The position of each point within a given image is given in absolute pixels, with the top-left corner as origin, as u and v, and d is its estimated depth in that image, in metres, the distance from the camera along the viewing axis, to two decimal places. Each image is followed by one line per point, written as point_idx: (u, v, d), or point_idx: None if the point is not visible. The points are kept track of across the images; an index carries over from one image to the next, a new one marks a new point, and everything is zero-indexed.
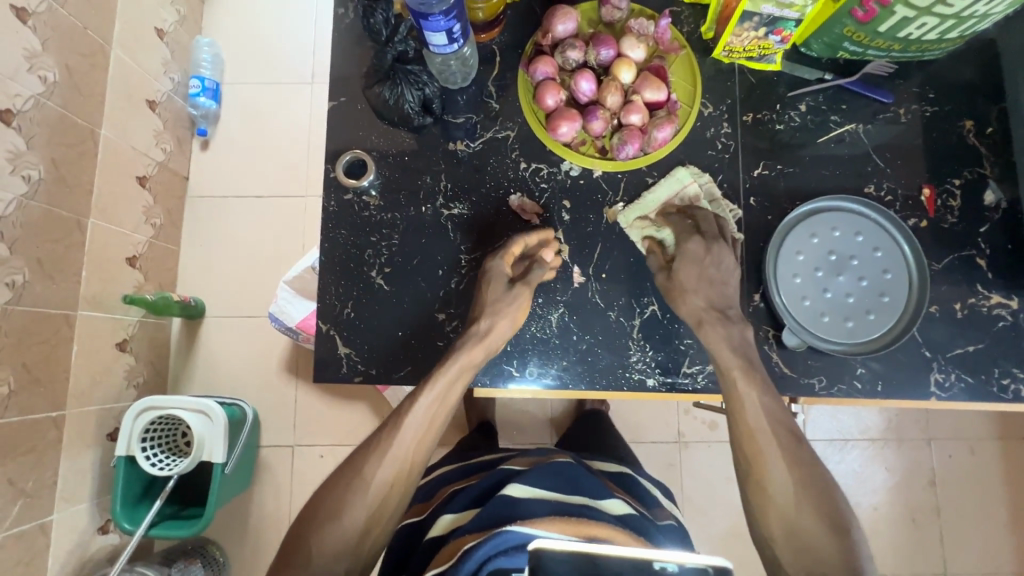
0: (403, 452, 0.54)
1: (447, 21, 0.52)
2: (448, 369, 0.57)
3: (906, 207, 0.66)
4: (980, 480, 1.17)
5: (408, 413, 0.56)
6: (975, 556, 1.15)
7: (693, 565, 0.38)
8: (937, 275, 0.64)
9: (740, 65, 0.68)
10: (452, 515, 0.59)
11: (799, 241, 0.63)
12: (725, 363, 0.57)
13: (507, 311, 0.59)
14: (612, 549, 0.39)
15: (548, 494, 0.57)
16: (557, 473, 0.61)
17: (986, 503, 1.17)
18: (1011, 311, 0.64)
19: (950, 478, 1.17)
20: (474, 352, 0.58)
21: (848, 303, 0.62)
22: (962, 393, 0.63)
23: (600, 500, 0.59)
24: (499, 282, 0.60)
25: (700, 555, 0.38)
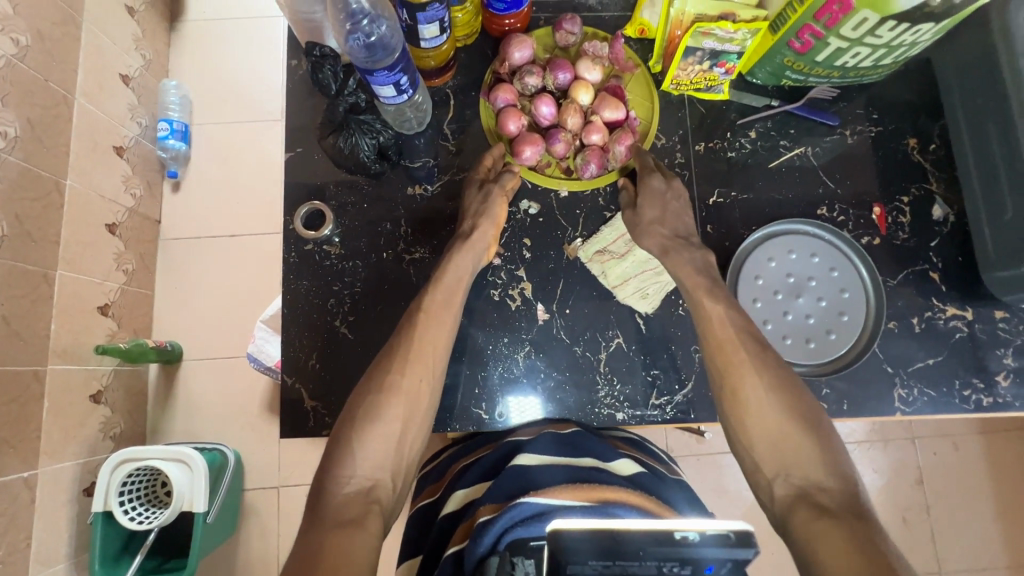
0: (423, 353, 0.56)
1: (392, 75, 0.52)
2: (445, 279, 0.59)
3: (858, 225, 0.67)
4: (966, 475, 1.18)
5: (420, 322, 0.57)
6: (967, 552, 1.16)
7: (715, 531, 0.36)
8: (893, 291, 0.66)
9: (689, 96, 0.69)
10: (465, 489, 0.56)
11: (757, 266, 0.64)
12: None
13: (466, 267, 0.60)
14: (632, 523, 0.37)
15: (557, 459, 0.55)
16: (567, 441, 0.58)
17: (974, 498, 1.18)
18: (966, 322, 0.65)
19: (936, 475, 1.18)
20: (467, 250, 0.60)
21: (808, 324, 0.63)
22: (927, 404, 0.63)
23: (609, 461, 0.57)
24: (480, 192, 0.63)
25: (719, 520, 0.36)
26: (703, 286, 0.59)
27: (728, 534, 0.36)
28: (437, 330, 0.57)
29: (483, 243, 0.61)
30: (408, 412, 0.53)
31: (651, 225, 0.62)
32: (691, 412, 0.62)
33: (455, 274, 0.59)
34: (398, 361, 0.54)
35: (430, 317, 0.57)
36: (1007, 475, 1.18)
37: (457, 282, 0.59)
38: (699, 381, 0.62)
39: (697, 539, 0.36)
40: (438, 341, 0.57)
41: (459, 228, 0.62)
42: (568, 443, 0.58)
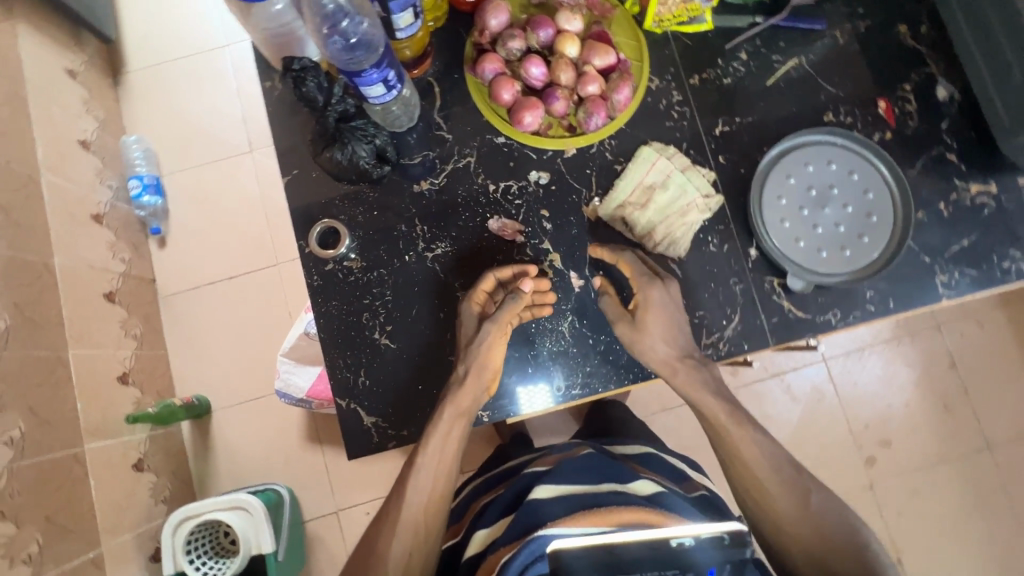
0: (411, 518, 0.56)
1: (380, 72, 0.51)
2: (438, 424, 0.57)
3: (867, 124, 0.66)
4: (996, 348, 1.20)
5: (410, 482, 0.57)
6: (1011, 422, 1.18)
7: (711, 536, 0.45)
8: (915, 180, 0.65)
9: (672, 32, 0.68)
10: (486, 528, 0.60)
11: (778, 186, 0.64)
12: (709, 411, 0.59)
13: (479, 355, 0.58)
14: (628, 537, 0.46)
15: (574, 487, 0.58)
16: (579, 468, 0.61)
17: (1007, 368, 1.20)
18: (992, 196, 0.65)
19: (968, 356, 1.20)
20: (461, 399, 0.57)
21: (840, 232, 0.63)
22: (971, 285, 0.63)
23: (627, 483, 0.59)
24: (470, 323, 0.60)
25: (712, 526, 0.45)
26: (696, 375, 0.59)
27: (722, 536, 0.45)
28: (424, 493, 0.56)
29: (481, 385, 0.58)
30: None
31: (660, 332, 0.58)
32: (744, 343, 0.62)
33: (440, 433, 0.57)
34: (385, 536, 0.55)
35: (418, 478, 0.56)
36: None
37: (452, 435, 0.57)
38: (746, 311, 0.62)
39: (692, 544, 0.45)
40: (430, 498, 0.57)
41: (451, 372, 0.59)
42: (586, 467, 0.61)
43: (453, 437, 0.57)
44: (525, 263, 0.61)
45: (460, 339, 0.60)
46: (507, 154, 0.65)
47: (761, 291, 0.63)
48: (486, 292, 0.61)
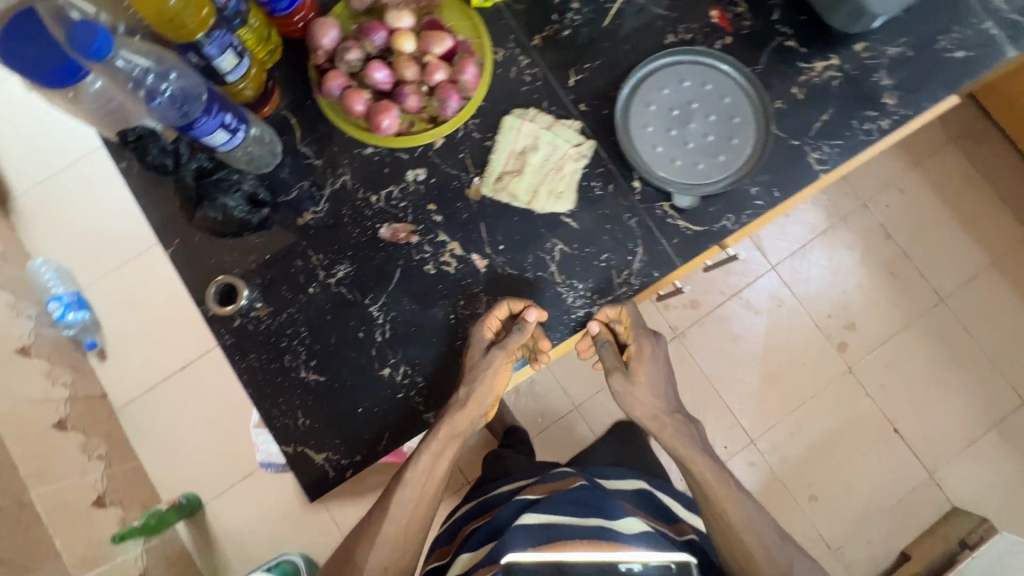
0: (391, 533, 0.59)
1: (214, 117, 0.51)
2: (429, 443, 0.60)
3: (706, 36, 0.69)
4: (921, 208, 1.31)
5: (395, 493, 0.61)
6: (953, 270, 1.28)
7: (657, 565, 0.59)
8: (764, 74, 0.68)
9: (503, 3, 0.69)
10: (470, 553, 0.65)
11: (641, 116, 0.66)
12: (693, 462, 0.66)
13: (483, 380, 0.59)
14: (578, 558, 0.59)
15: (566, 518, 0.63)
16: (570, 500, 0.66)
17: (936, 223, 1.30)
18: (836, 68, 0.68)
19: (898, 224, 1.30)
20: (457, 423, 0.59)
21: (710, 142, 0.65)
22: (842, 154, 0.66)
23: (616, 520, 0.64)
24: (477, 349, 0.59)
25: (659, 558, 0.59)
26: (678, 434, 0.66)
27: (667, 565, 0.59)
28: (407, 508, 0.60)
29: (480, 412, 0.60)
30: None
31: (651, 376, 0.66)
32: (653, 271, 0.64)
33: (429, 451, 0.60)
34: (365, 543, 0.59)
35: (403, 493, 0.60)
36: (952, 189, 1.31)
37: (446, 453, 0.61)
38: (647, 242, 0.64)
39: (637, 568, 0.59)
40: (411, 517, 0.60)
41: (452, 395, 0.60)
42: (582, 502, 0.66)
43: (442, 458, 0.61)
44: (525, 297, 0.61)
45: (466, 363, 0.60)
46: (380, 162, 0.65)
47: (653, 216, 0.64)
48: (499, 319, 0.61)
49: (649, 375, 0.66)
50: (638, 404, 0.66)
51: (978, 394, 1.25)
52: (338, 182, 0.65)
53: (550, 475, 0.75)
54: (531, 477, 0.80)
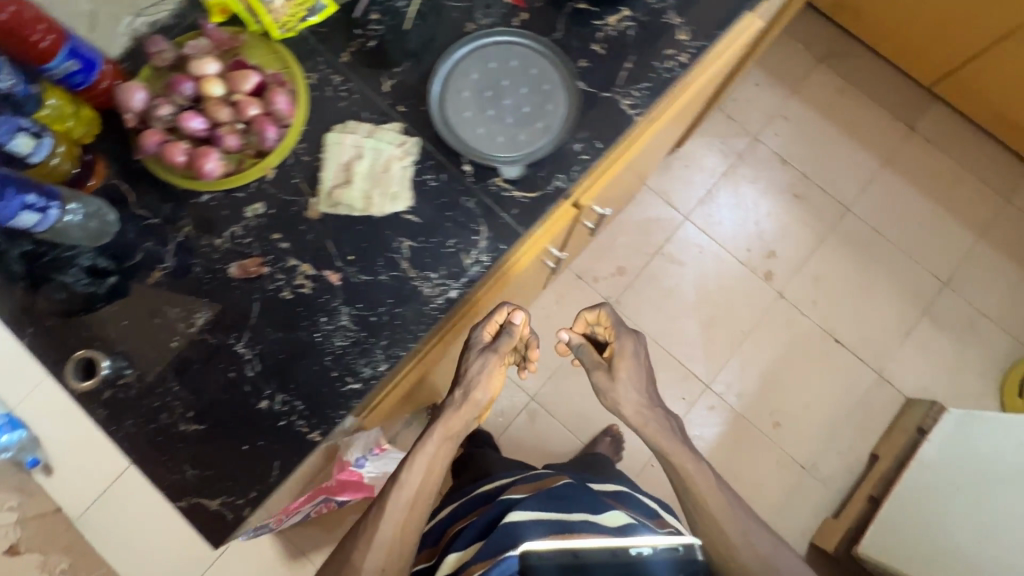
0: (390, 524, 0.66)
1: (17, 199, 0.54)
2: (429, 440, 0.70)
3: (502, 16, 0.72)
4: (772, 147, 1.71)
5: (392, 490, 0.67)
6: (809, 186, 1.69)
7: (666, 548, 0.69)
8: (563, 39, 0.72)
9: (305, 30, 0.71)
10: (456, 553, 0.70)
11: (457, 103, 0.69)
12: (671, 449, 0.76)
13: (483, 380, 0.74)
14: (587, 544, 0.66)
15: (551, 515, 0.70)
16: (557, 496, 0.74)
17: (787, 155, 1.71)
18: (628, 19, 0.73)
19: (760, 164, 1.70)
20: (452, 423, 0.72)
21: (526, 113, 0.69)
22: (651, 95, 0.71)
23: (600, 514, 0.73)
24: (475, 348, 0.74)
25: (662, 542, 0.69)
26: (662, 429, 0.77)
27: (675, 548, 0.70)
28: (404, 504, 0.67)
29: (473, 413, 0.73)
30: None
31: (630, 370, 0.79)
32: (499, 244, 0.66)
33: (428, 452, 0.70)
34: (364, 541, 0.65)
35: (401, 486, 0.67)
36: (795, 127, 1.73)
37: (441, 453, 0.70)
38: (487, 219, 0.67)
39: (649, 551, 0.68)
40: (406, 515, 0.66)
41: (451, 395, 0.74)
42: (566, 498, 0.74)
43: (438, 460, 0.70)
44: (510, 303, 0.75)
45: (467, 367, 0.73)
46: (220, 206, 0.67)
47: (489, 194, 0.67)
48: (496, 324, 0.75)
49: (628, 368, 0.80)
50: (623, 401, 0.79)
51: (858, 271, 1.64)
52: (181, 235, 0.66)
53: (532, 477, 0.83)
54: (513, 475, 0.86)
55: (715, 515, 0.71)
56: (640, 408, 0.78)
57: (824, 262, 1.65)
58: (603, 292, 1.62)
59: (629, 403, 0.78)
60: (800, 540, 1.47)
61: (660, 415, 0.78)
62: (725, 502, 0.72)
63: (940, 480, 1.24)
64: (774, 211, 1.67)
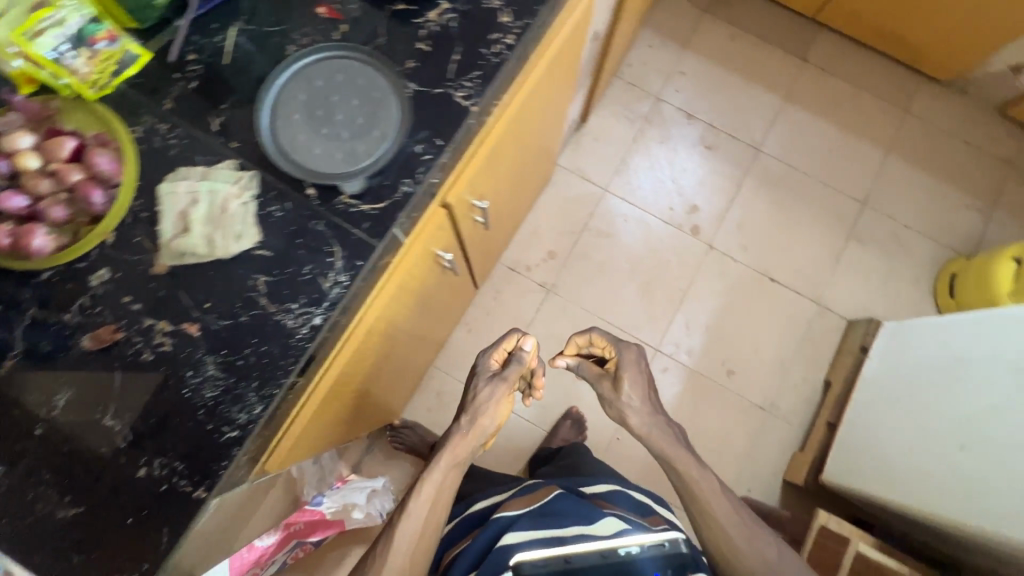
0: (404, 541, 0.81)
1: None
2: (439, 464, 0.86)
3: (322, 32, 0.71)
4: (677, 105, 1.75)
5: (404, 511, 0.83)
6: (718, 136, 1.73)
7: (652, 545, 0.82)
8: (387, 43, 0.71)
9: (123, 83, 0.69)
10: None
11: (289, 127, 0.67)
12: (676, 456, 0.88)
13: (491, 403, 0.89)
14: (577, 550, 0.79)
15: (543, 531, 0.83)
16: (552, 512, 0.87)
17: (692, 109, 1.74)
18: (449, 10, 0.72)
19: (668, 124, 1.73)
20: (458, 448, 0.87)
21: (360, 124, 0.68)
22: (484, 82, 0.70)
23: (594, 523, 0.84)
24: (483, 377, 0.92)
25: (649, 539, 0.82)
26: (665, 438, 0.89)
27: (661, 544, 0.82)
28: (416, 523, 0.82)
29: (478, 439, 0.88)
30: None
31: (631, 380, 0.92)
32: (356, 260, 0.65)
33: (435, 477, 0.85)
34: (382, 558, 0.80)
35: (413, 505, 0.83)
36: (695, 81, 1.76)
37: (447, 477, 0.86)
38: (340, 238, 0.66)
39: (636, 549, 0.81)
40: (420, 530, 0.82)
41: (458, 420, 0.89)
42: (558, 511, 0.87)
43: (444, 484, 0.86)
44: (512, 332, 0.96)
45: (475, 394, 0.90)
46: (63, 279, 0.64)
47: (337, 214, 0.66)
48: (500, 356, 0.95)
49: (631, 380, 0.92)
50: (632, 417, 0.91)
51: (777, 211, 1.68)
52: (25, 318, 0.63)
53: (523, 491, 0.97)
54: (503, 492, 1.00)
55: (719, 520, 0.84)
56: (645, 415, 0.91)
57: (744, 201, 1.69)
58: (538, 279, 1.62)
59: (637, 416, 0.91)
60: (774, 480, 1.50)
61: (660, 423, 0.90)
62: (724, 503, 0.85)
63: (885, 394, 1.26)
64: (688, 165, 1.70)
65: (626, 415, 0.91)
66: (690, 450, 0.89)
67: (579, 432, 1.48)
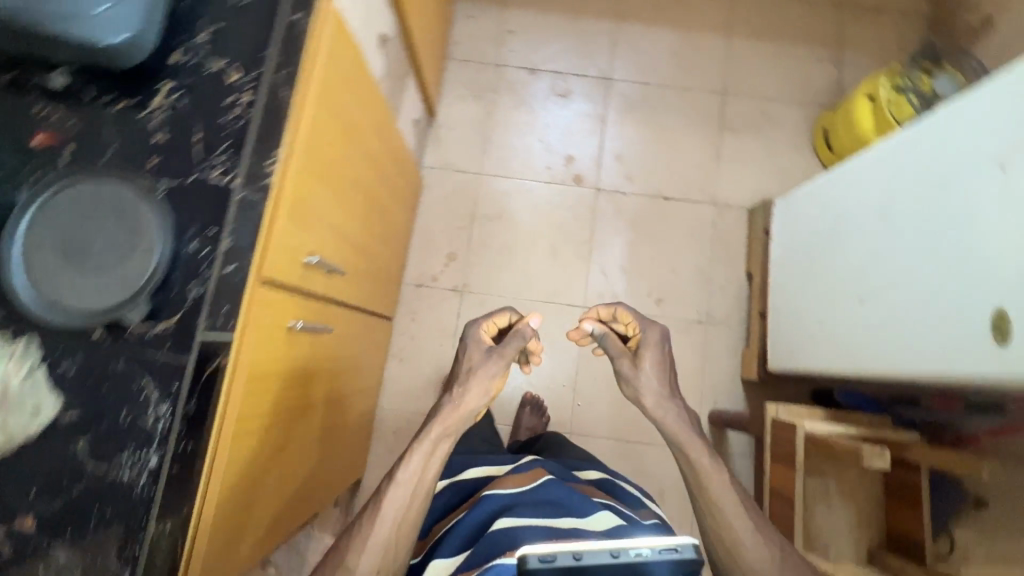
0: (383, 529, 0.73)
1: None
2: (425, 440, 0.77)
3: (48, 162, 0.65)
4: (517, 64, 1.71)
5: (384, 497, 0.74)
6: (569, 80, 1.70)
7: (664, 549, 0.61)
8: (120, 148, 0.66)
9: None
10: (446, 558, 0.83)
11: (45, 276, 0.60)
12: (684, 445, 0.81)
13: (488, 366, 0.82)
14: (586, 549, 0.60)
15: (537, 520, 0.83)
16: (548, 502, 0.89)
17: (534, 62, 1.71)
18: (171, 91, 0.67)
19: (517, 87, 1.70)
20: (449, 420, 0.78)
21: (122, 242, 0.62)
22: (237, 151, 0.67)
23: (589, 518, 0.85)
24: (478, 347, 0.85)
25: (667, 542, 0.61)
26: (682, 434, 0.82)
27: (674, 548, 0.61)
28: (396, 508, 0.74)
29: (472, 408, 0.80)
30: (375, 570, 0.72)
31: (651, 357, 0.88)
32: (173, 383, 0.62)
33: (423, 449, 0.77)
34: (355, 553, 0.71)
35: (393, 487, 0.75)
36: (526, 34, 1.72)
37: (436, 450, 0.77)
38: (148, 368, 0.62)
39: (650, 552, 0.60)
40: (402, 513, 0.74)
41: (450, 390, 0.82)
42: (557, 503, 0.89)
43: (433, 456, 0.77)
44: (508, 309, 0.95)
45: (467, 359, 0.84)
46: None
47: (136, 345, 0.62)
48: (492, 326, 0.92)
49: (651, 355, 0.89)
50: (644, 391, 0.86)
51: (649, 131, 1.68)
52: None
53: (519, 469, 1.00)
54: (502, 468, 1.04)
55: (725, 512, 0.76)
56: (659, 393, 0.85)
57: (613, 134, 1.67)
58: (448, 285, 1.59)
59: (648, 383, 0.86)
60: (733, 383, 1.53)
61: (670, 403, 0.83)
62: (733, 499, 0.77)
63: (792, 270, 1.29)
64: (550, 120, 1.68)
65: (638, 384, 0.86)
66: (704, 438, 0.81)
67: (539, 414, 1.49)
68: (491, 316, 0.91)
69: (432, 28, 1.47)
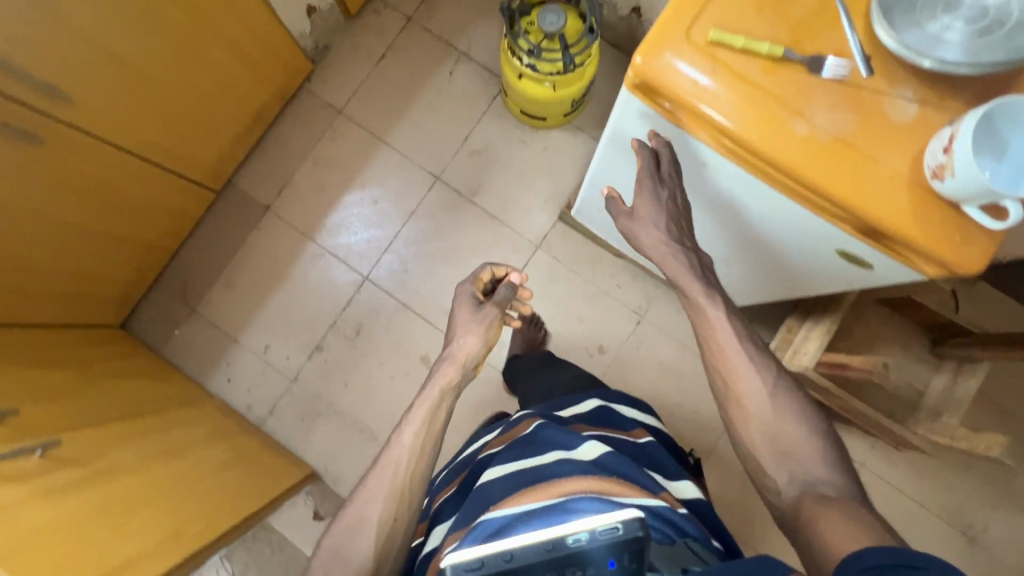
0: (396, 485, 0.80)
1: None
2: (431, 397, 0.87)
3: None
4: (303, 356, 1.57)
5: (394, 451, 0.83)
6: (349, 313, 1.58)
7: (606, 530, 0.61)
8: None
9: None
10: (444, 522, 0.82)
11: None
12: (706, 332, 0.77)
13: (479, 321, 0.95)
14: (521, 543, 0.63)
15: (511, 467, 0.77)
16: (531, 441, 0.81)
17: (310, 339, 1.57)
18: None
19: (327, 368, 1.56)
20: (449, 376, 0.90)
21: None
22: None
23: (576, 450, 0.77)
24: (466, 298, 0.98)
25: (608, 519, 0.62)
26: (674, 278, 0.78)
27: (616, 527, 0.61)
28: (406, 470, 0.81)
29: (469, 364, 0.92)
30: (372, 535, 0.78)
31: (647, 211, 0.77)
32: None
33: (428, 403, 0.87)
34: (369, 504, 0.79)
35: (400, 442, 0.83)
36: (278, 332, 1.57)
37: (442, 401, 0.87)
38: None
39: (588, 537, 0.61)
40: (412, 463, 0.82)
41: (446, 343, 0.94)
42: (541, 439, 0.81)
43: (437, 409, 0.87)
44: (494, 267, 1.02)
45: (456, 311, 0.98)
46: None
47: None
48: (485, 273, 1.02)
49: (647, 209, 0.77)
50: (650, 225, 0.78)
51: (438, 266, 1.58)
52: None
53: (510, 425, 0.92)
54: (496, 431, 0.95)
55: (723, 354, 0.76)
56: (661, 248, 0.78)
57: (422, 302, 1.57)
58: None
59: (651, 214, 0.77)
60: None
61: (673, 245, 0.77)
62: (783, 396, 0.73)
63: None
64: (378, 354, 1.56)
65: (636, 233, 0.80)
66: (708, 286, 0.77)
67: None
68: (479, 270, 1.01)
69: (226, 451, 1.31)
